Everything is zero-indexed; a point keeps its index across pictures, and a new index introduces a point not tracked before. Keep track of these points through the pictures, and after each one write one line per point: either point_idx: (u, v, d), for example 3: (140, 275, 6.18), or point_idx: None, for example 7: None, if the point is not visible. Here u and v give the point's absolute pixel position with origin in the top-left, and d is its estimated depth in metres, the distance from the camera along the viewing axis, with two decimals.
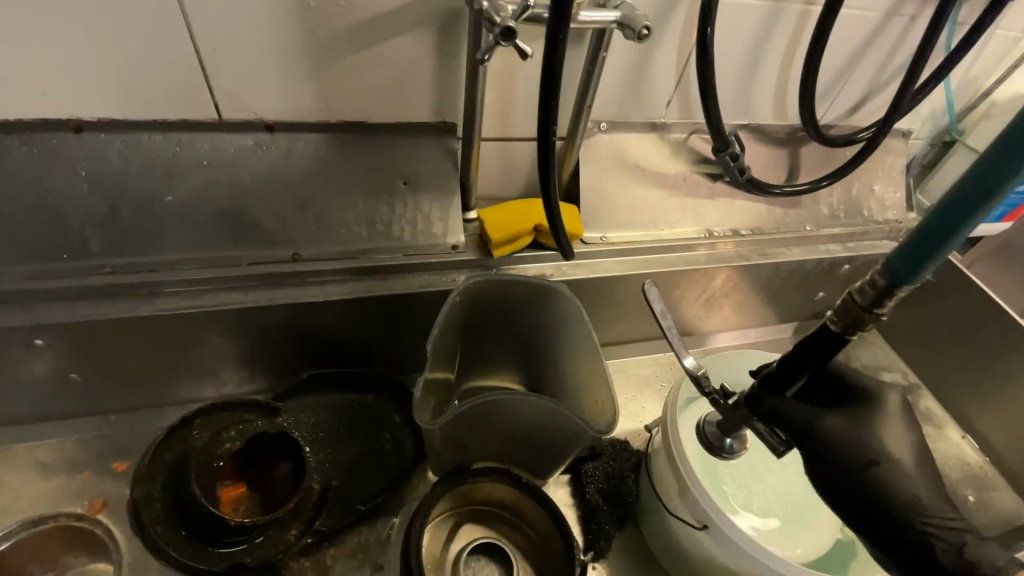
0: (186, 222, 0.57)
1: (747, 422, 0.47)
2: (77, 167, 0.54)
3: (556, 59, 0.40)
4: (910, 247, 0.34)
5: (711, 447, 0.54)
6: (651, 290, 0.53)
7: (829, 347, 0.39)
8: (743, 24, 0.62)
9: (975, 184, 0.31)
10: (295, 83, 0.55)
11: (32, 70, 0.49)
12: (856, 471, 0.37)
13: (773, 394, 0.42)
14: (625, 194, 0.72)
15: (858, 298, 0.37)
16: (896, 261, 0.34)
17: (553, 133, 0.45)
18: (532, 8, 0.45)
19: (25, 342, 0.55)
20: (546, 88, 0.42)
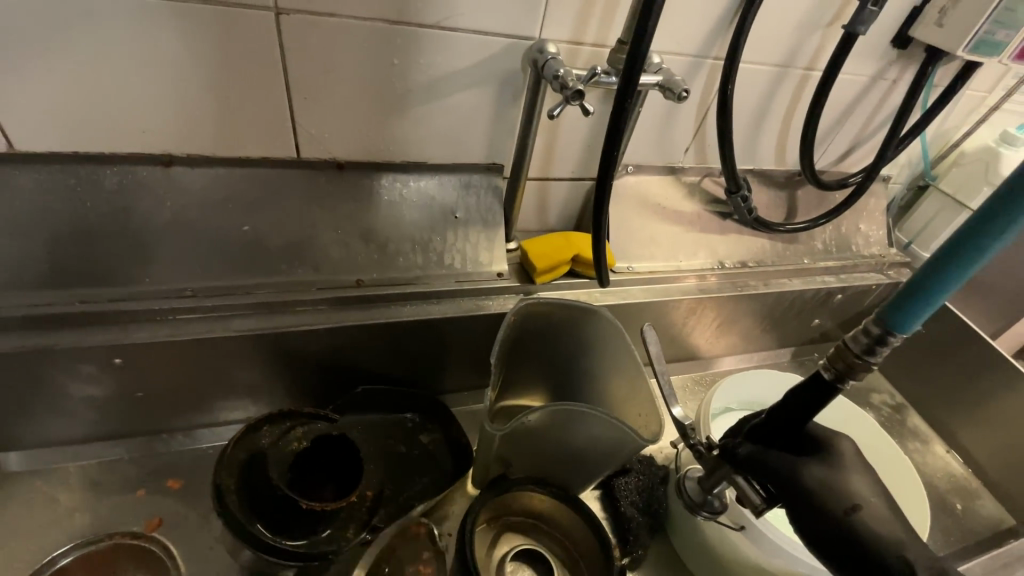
0: (261, 250, 0.62)
1: (728, 478, 0.49)
2: (164, 198, 0.59)
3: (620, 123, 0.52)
4: (901, 298, 0.37)
5: (691, 506, 0.57)
6: (648, 333, 0.58)
7: (822, 394, 0.41)
8: (754, 85, 0.72)
9: (958, 251, 0.35)
10: (371, 128, 0.62)
11: (139, 111, 0.54)
12: (838, 515, 0.37)
13: (757, 444, 0.44)
14: (647, 229, 0.79)
15: (852, 347, 0.40)
16: (888, 311, 0.38)
17: (610, 176, 0.57)
18: (595, 75, 0.55)
19: (101, 362, 0.58)
20: (612, 138, 0.54)
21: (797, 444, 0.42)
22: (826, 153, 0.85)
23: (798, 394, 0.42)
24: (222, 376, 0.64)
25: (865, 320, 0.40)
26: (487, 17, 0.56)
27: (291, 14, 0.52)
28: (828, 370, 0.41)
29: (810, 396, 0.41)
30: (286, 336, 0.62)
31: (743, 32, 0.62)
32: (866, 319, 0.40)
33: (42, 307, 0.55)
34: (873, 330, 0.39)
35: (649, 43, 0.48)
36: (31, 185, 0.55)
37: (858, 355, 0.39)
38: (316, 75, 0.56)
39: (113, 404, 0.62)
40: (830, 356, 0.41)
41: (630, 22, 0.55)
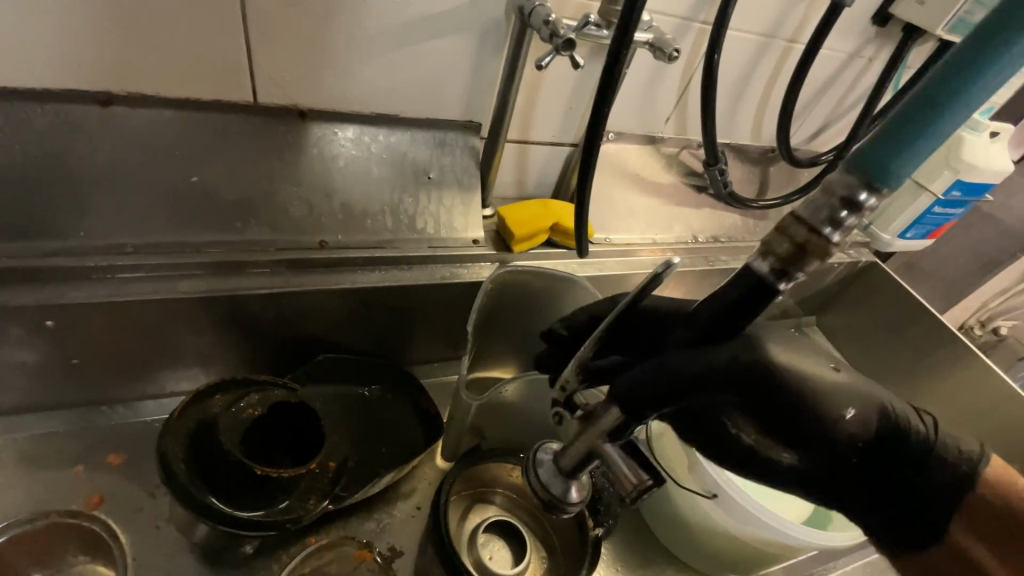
0: (214, 204, 0.56)
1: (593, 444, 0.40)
2: (102, 142, 0.52)
3: (614, 77, 0.50)
4: (894, 135, 0.27)
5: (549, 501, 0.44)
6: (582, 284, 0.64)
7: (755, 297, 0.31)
8: (738, 54, 0.71)
9: (969, 61, 0.25)
10: (340, 73, 0.56)
11: (66, 35, 0.47)
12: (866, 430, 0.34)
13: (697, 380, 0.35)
14: (626, 200, 0.78)
15: (808, 220, 0.29)
16: (871, 157, 0.27)
17: (598, 135, 0.55)
18: (586, 26, 0.52)
19: (28, 325, 0.51)
20: (603, 93, 0.52)
21: (718, 332, 0.33)
22: (800, 130, 0.86)
23: (745, 286, 0.31)
24: (170, 342, 0.58)
25: (832, 174, 0.29)
26: None
27: None
28: (765, 262, 0.30)
29: (731, 296, 0.32)
30: (243, 299, 0.57)
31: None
32: (828, 178, 0.29)
33: None
34: (846, 184, 0.28)
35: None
36: None
37: (815, 236, 0.28)
38: (277, 7, 0.50)
39: (44, 373, 0.56)
40: (772, 238, 0.30)
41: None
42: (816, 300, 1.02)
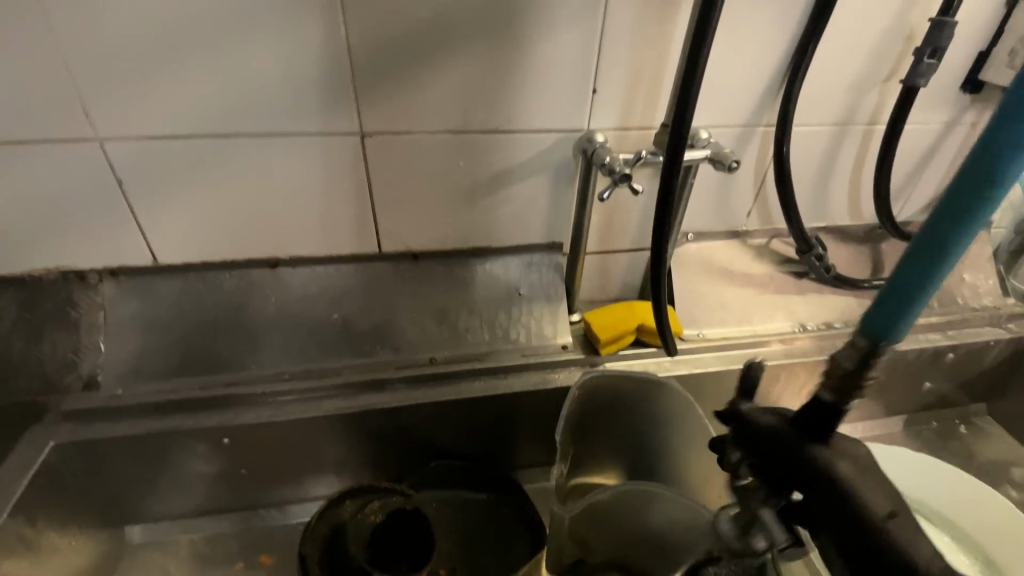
0: (346, 336, 0.69)
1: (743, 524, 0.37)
2: (270, 294, 0.68)
3: (669, 195, 0.53)
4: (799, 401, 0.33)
5: None
6: (674, 388, 0.62)
7: (806, 435, 0.32)
8: (812, 145, 0.71)
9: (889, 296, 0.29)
10: (442, 220, 0.68)
11: (251, 225, 0.64)
12: None
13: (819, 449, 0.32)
14: (717, 294, 0.78)
15: (761, 421, 0.35)
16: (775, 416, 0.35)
17: (666, 245, 0.57)
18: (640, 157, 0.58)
19: (214, 442, 0.65)
20: (661, 211, 0.54)
21: (823, 427, 0.32)
22: (900, 204, 0.81)
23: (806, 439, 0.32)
24: (314, 453, 0.69)
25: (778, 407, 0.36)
26: (539, 116, 0.62)
27: (373, 135, 0.60)
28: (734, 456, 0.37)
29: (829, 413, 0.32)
30: (367, 414, 0.67)
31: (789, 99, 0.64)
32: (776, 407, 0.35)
33: (169, 395, 0.64)
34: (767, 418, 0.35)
35: (693, 113, 0.50)
36: (168, 290, 0.65)
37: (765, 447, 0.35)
38: (392, 181, 0.64)
39: (221, 481, 0.69)
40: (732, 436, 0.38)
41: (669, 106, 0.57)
42: (979, 385, 0.87)
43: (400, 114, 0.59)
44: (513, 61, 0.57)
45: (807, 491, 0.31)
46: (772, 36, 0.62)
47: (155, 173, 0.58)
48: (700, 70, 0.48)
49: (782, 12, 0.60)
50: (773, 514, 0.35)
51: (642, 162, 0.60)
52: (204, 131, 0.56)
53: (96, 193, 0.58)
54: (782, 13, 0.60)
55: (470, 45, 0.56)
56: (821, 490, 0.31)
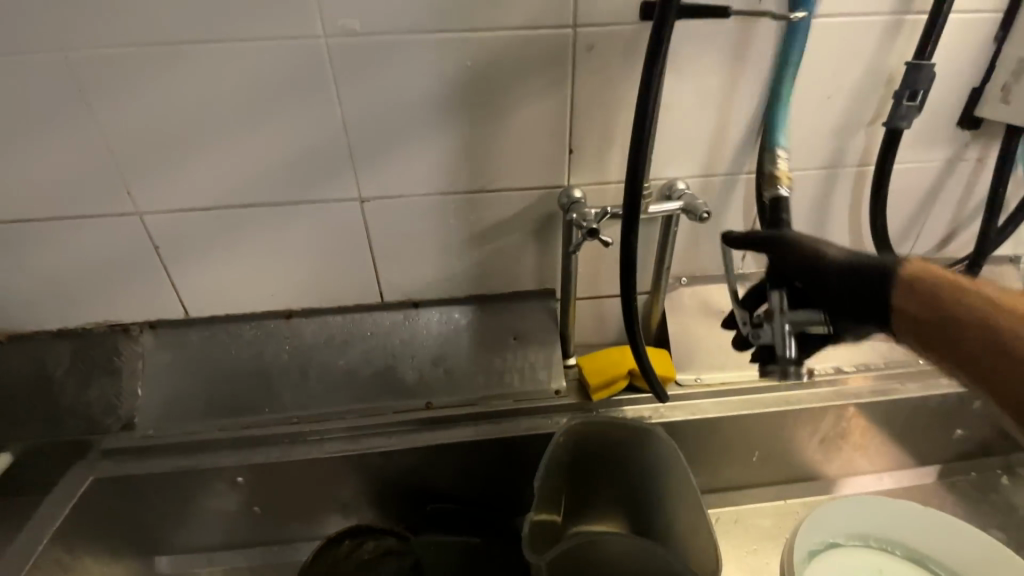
0: (351, 381, 0.74)
1: (784, 328, 0.57)
2: (284, 343, 0.74)
3: (629, 247, 0.54)
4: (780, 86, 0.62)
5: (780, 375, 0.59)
6: (660, 436, 0.62)
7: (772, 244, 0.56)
8: (802, 188, 0.71)
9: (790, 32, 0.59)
10: (436, 272, 0.73)
11: (267, 281, 0.72)
12: None
13: (781, 246, 0.56)
14: (716, 337, 0.78)
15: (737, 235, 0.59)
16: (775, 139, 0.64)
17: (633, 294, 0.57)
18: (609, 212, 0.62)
19: (231, 480, 0.71)
20: (625, 262, 0.55)
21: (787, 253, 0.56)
22: (903, 245, 0.79)
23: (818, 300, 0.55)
24: (321, 491, 0.73)
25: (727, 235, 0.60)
26: (521, 174, 0.66)
27: (372, 199, 0.67)
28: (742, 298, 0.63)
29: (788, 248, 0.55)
30: (368, 456, 0.71)
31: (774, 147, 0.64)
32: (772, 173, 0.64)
33: (193, 435, 0.71)
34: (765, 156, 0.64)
35: (646, 165, 0.50)
36: (197, 339, 0.73)
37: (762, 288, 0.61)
38: (391, 238, 0.70)
39: (240, 517, 0.74)
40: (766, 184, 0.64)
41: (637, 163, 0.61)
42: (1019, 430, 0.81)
43: (395, 180, 0.66)
44: (491, 129, 0.63)
45: (808, 278, 0.54)
46: (741, 92, 0.64)
47: (185, 239, 0.67)
48: (647, 134, 0.49)
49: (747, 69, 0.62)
50: (793, 313, 0.57)
51: (609, 217, 0.63)
52: (224, 202, 0.65)
53: (137, 258, 0.67)
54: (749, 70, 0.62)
55: (451, 118, 0.62)
56: (807, 259, 0.54)
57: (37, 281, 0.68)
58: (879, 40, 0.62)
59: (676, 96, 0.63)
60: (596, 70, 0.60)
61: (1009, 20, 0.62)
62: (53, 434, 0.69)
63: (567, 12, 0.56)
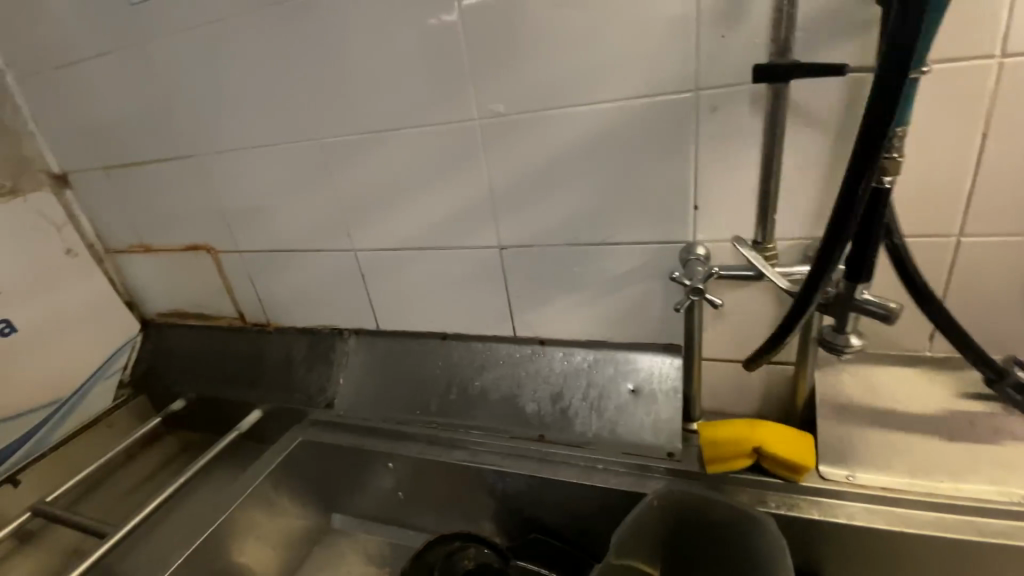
0: (481, 403, 0.85)
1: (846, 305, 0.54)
2: (438, 359, 0.90)
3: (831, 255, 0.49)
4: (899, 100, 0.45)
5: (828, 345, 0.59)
6: (769, 530, 0.56)
7: None
8: (1001, 261, 0.58)
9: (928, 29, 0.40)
10: (562, 317, 0.80)
11: (429, 308, 0.89)
12: None
13: None
14: (885, 430, 0.63)
15: None
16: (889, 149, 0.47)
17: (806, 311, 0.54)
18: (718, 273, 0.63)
19: (384, 465, 0.87)
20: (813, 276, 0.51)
21: None
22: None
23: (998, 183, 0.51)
24: (447, 495, 0.84)
25: None
26: (642, 230, 0.69)
27: (510, 247, 0.77)
28: None
29: None
30: (484, 472, 0.79)
31: (894, 170, 0.48)
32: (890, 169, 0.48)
33: (365, 423, 0.90)
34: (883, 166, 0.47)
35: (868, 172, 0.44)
36: (380, 347, 0.95)
37: None
38: (525, 280, 0.79)
39: (388, 500, 0.90)
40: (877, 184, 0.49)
41: (757, 227, 0.62)
42: None
43: (529, 231, 0.75)
44: (615, 189, 0.67)
45: None
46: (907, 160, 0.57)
47: (378, 271, 0.88)
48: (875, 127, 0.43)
49: (912, 138, 0.55)
50: (865, 298, 0.53)
51: (716, 277, 0.64)
52: (405, 245, 0.84)
53: (349, 282, 0.91)
54: (916, 135, 0.55)
55: (578, 179, 0.69)
56: None
57: (291, 291, 0.97)
58: None
59: (817, 153, 0.58)
60: (721, 132, 0.60)
61: None
62: (288, 402, 0.98)
63: (688, 80, 0.59)
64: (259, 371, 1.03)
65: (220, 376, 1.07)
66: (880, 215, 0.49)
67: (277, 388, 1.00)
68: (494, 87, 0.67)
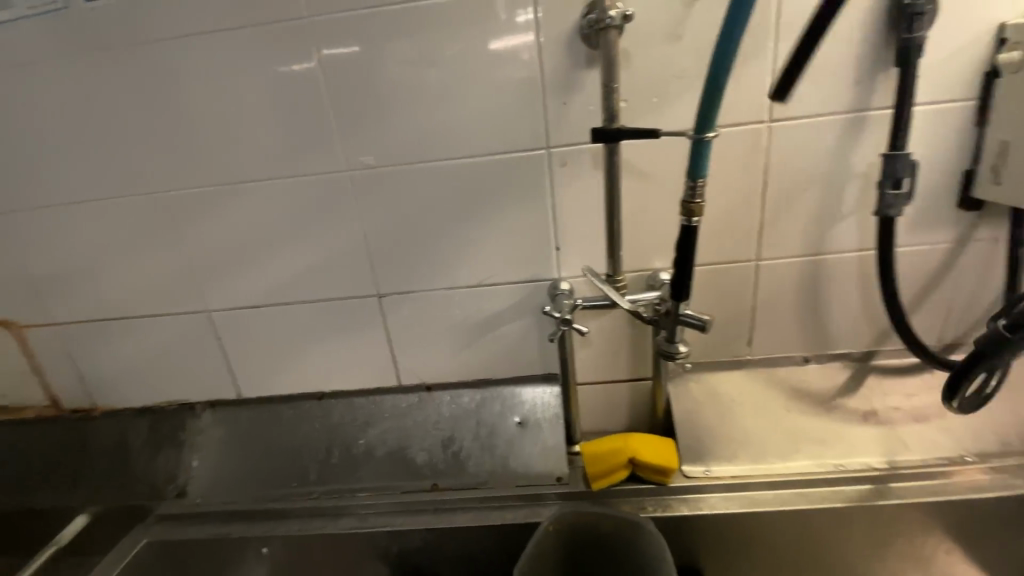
0: (367, 461, 0.81)
1: (675, 318, 0.64)
2: (314, 422, 0.84)
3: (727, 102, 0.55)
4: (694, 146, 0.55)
5: (665, 353, 0.67)
6: (648, 528, 0.62)
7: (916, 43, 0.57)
8: (791, 278, 0.73)
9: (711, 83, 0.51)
10: (446, 360, 0.81)
11: (303, 367, 0.83)
12: None
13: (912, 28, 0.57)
14: (728, 426, 0.75)
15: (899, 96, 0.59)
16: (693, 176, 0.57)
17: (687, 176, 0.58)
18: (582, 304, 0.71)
19: (257, 550, 0.77)
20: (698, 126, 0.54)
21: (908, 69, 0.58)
22: (926, 334, 0.74)
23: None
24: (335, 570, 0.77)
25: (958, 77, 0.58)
26: (513, 270, 0.74)
27: (387, 295, 0.77)
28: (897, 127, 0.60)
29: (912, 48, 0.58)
30: (376, 535, 0.75)
31: (699, 211, 0.58)
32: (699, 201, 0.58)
33: (230, 506, 0.79)
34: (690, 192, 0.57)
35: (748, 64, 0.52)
36: (242, 416, 0.85)
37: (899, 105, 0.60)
38: (406, 328, 0.79)
39: None
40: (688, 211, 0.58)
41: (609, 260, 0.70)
42: None
43: (407, 278, 0.76)
44: (488, 234, 0.72)
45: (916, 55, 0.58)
46: (710, 203, 0.70)
47: (237, 331, 0.80)
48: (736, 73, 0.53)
49: (716, 184, 0.69)
50: (687, 313, 0.64)
51: (580, 309, 0.73)
52: (270, 300, 0.78)
53: (203, 347, 0.82)
54: (718, 181, 0.68)
55: (452, 225, 0.72)
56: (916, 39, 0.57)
57: (127, 365, 0.84)
58: (841, 137, 0.65)
59: (649, 198, 0.69)
60: (572, 181, 0.69)
61: (984, 105, 0.62)
62: (128, 498, 0.83)
63: (541, 138, 0.67)
64: (84, 466, 0.85)
65: (26, 482, 0.86)
66: (692, 247, 0.60)
67: (111, 484, 0.84)
68: (361, 140, 0.69)
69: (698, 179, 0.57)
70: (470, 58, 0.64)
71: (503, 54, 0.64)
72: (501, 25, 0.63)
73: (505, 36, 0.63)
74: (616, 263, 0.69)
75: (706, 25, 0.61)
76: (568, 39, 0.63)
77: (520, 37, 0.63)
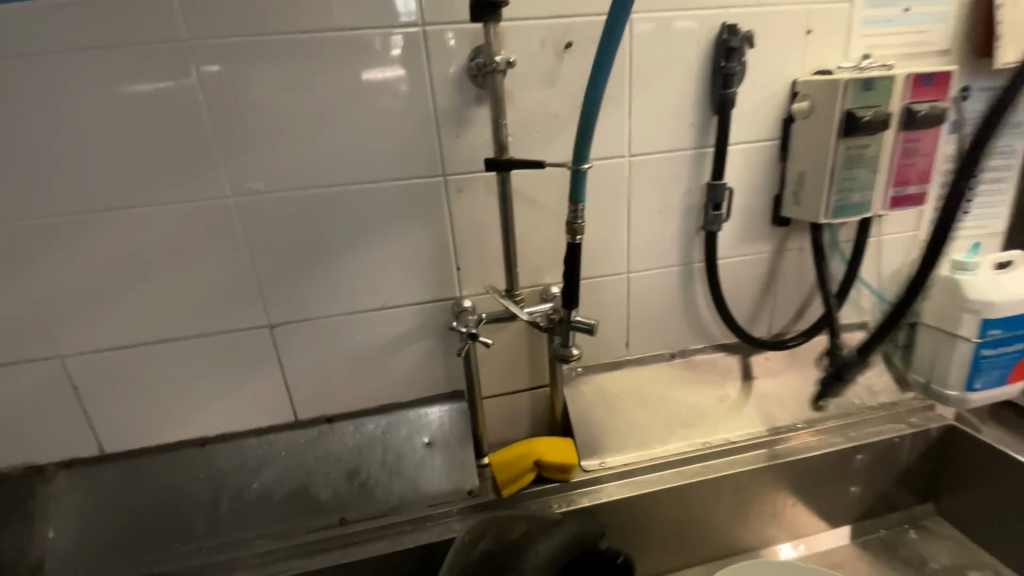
0: (263, 506, 0.75)
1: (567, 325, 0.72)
2: (198, 472, 0.76)
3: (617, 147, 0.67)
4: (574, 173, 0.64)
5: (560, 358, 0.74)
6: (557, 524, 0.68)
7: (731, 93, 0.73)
8: (657, 286, 0.85)
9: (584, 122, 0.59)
10: (349, 387, 0.79)
11: (183, 410, 0.76)
12: None
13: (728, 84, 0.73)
14: (618, 421, 0.84)
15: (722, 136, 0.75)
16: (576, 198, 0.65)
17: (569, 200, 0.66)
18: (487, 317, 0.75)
19: None
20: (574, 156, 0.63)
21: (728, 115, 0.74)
22: (761, 325, 0.92)
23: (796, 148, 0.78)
24: None
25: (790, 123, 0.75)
26: (415, 292, 0.76)
27: (283, 324, 0.74)
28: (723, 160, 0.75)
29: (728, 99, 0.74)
30: None
31: (581, 229, 0.67)
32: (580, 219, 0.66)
33: None
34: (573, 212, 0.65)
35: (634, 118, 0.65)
36: (107, 475, 0.75)
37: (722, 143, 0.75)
38: (304, 358, 0.77)
39: None
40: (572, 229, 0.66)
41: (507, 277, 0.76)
42: (909, 479, 0.89)
43: (304, 306, 0.74)
44: (389, 258, 0.74)
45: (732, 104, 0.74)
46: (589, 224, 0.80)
47: (101, 376, 0.72)
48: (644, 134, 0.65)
49: (593, 208, 0.79)
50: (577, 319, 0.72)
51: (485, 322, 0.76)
52: (146, 338, 0.72)
53: (59, 397, 0.72)
54: (595, 205, 0.79)
55: (352, 250, 0.73)
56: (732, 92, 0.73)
57: None
58: (686, 168, 0.80)
59: (538, 221, 0.77)
60: (468, 206, 0.74)
61: (782, 145, 0.81)
62: None
63: (437, 166, 0.71)
64: None
65: None
66: (578, 262, 0.68)
67: None
68: (250, 167, 0.67)
69: (579, 204, 0.66)
70: (351, 89, 0.66)
71: (398, 87, 0.67)
72: (377, 57, 0.66)
73: (399, 72, 0.67)
74: (514, 279, 0.75)
75: (578, 73, 0.70)
76: (458, 78, 0.68)
77: (392, 72, 0.67)
